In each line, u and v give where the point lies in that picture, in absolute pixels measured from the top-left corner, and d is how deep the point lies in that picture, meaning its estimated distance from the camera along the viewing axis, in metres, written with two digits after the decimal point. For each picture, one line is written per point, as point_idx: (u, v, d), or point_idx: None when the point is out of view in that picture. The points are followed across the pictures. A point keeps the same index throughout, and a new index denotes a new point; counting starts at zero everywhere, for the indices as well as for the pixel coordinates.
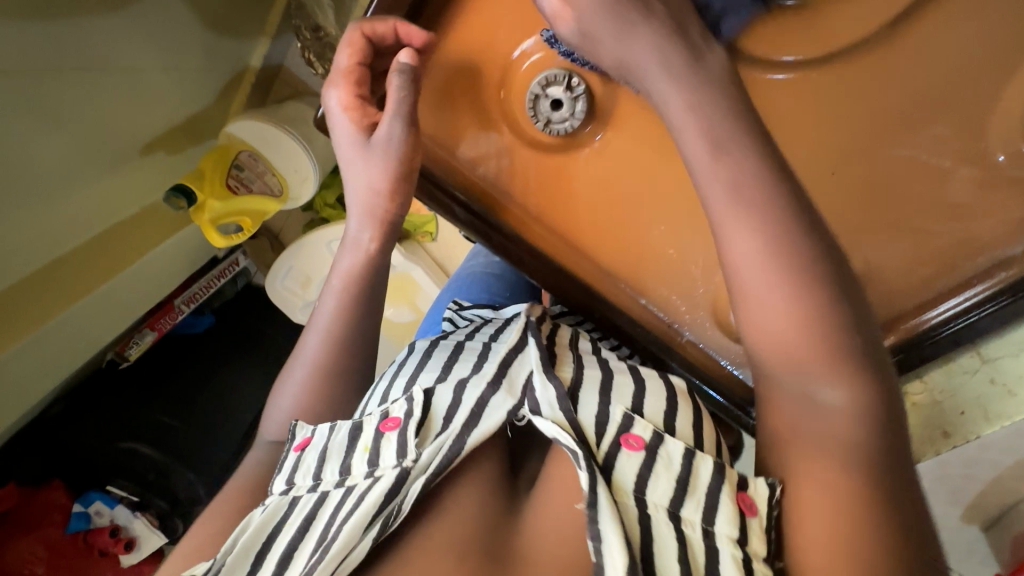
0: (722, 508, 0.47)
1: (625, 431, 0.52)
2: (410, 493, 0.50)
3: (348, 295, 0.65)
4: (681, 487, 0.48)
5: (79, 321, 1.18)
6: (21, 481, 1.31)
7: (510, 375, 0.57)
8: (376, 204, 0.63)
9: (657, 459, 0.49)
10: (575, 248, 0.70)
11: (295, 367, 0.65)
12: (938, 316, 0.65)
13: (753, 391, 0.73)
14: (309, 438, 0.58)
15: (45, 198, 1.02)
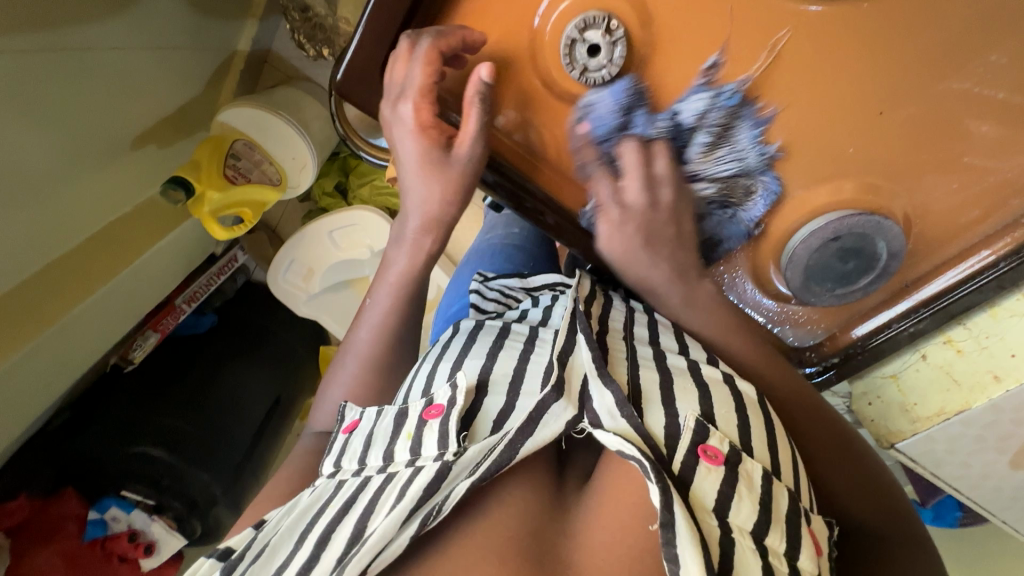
0: (805, 544, 0.47)
1: (700, 440, 0.48)
2: (452, 494, 0.46)
3: (397, 296, 0.64)
4: (762, 512, 0.46)
5: (82, 324, 1.15)
6: (32, 491, 1.27)
7: (566, 372, 0.52)
8: (429, 213, 0.61)
9: (739, 478, 0.46)
10: None
11: (348, 358, 0.66)
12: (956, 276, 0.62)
13: (794, 350, 0.73)
14: (358, 421, 0.58)
15: (39, 197, 0.97)
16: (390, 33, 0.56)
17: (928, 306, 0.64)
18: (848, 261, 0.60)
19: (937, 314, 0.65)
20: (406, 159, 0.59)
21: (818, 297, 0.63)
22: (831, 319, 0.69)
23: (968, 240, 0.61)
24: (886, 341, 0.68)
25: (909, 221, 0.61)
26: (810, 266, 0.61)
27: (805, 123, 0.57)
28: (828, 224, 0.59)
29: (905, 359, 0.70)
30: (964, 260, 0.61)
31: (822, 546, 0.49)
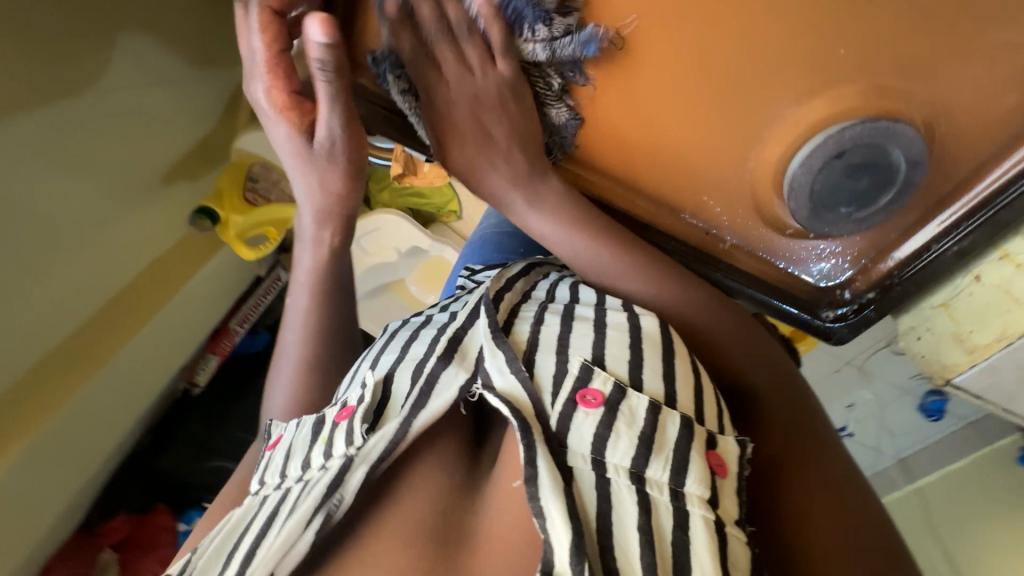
0: (693, 467, 0.47)
1: (582, 386, 0.51)
2: (350, 485, 0.50)
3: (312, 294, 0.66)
4: (643, 444, 0.48)
5: (141, 352, 1.24)
6: (130, 509, 1.38)
7: (463, 347, 0.57)
8: (325, 203, 0.61)
9: (618, 415, 0.49)
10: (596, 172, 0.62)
11: (282, 363, 0.69)
12: (996, 181, 0.54)
13: (819, 291, 0.66)
14: (280, 436, 0.60)
15: (80, 242, 1.05)
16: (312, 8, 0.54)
17: (971, 217, 0.56)
18: (862, 178, 0.53)
19: (980, 228, 0.56)
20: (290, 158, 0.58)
21: (831, 225, 0.56)
22: (864, 246, 0.62)
23: (1003, 140, 0.52)
24: (929, 265, 0.60)
25: (939, 119, 0.51)
26: (819, 187, 0.54)
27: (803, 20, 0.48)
28: (832, 138, 0.52)
29: (956, 284, 0.61)
30: (999, 163, 0.53)
31: (727, 468, 0.50)
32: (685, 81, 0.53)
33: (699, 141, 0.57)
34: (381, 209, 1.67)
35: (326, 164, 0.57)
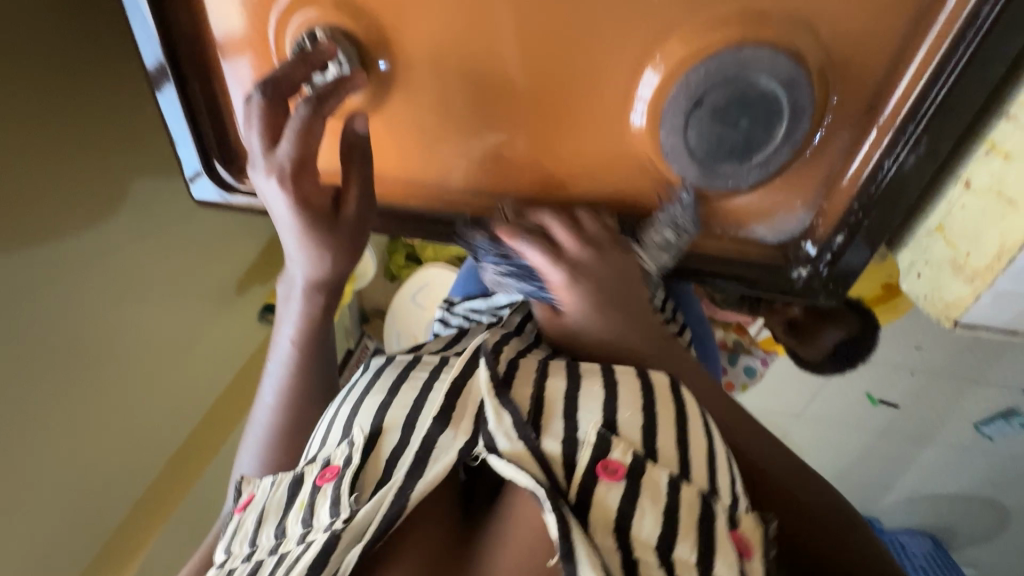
0: (723, 552, 0.43)
1: (600, 458, 0.46)
2: (345, 564, 0.46)
3: (295, 354, 0.62)
4: (670, 522, 0.43)
5: None
6: None
7: (462, 401, 0.51)
8: (322, 275, 0.58)
9: (643, 489, 0.44)
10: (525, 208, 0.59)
11: (253, 437, 0.64)
12: (918, 73, 0.44)
13: (773, 249, 0.56)
14: (251, 496, 0.57)
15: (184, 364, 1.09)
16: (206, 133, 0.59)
17: (922, 105, 0.45)
18: (741, 120, 0.46)
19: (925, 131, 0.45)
20: (285, 227, 0.56)
21: (730, 176, 0.49)
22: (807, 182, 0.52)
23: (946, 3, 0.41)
24: (891, 186, 0.48)
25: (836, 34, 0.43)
26: (694, 143, 0.48)
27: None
28: (677, 89, 0.46)
29: (947, 197, 0.48)
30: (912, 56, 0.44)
31: (752, 549, 0.45)
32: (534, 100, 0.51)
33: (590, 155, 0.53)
34: (430, 264, 1.78)
35: (326, 231, 0.55)
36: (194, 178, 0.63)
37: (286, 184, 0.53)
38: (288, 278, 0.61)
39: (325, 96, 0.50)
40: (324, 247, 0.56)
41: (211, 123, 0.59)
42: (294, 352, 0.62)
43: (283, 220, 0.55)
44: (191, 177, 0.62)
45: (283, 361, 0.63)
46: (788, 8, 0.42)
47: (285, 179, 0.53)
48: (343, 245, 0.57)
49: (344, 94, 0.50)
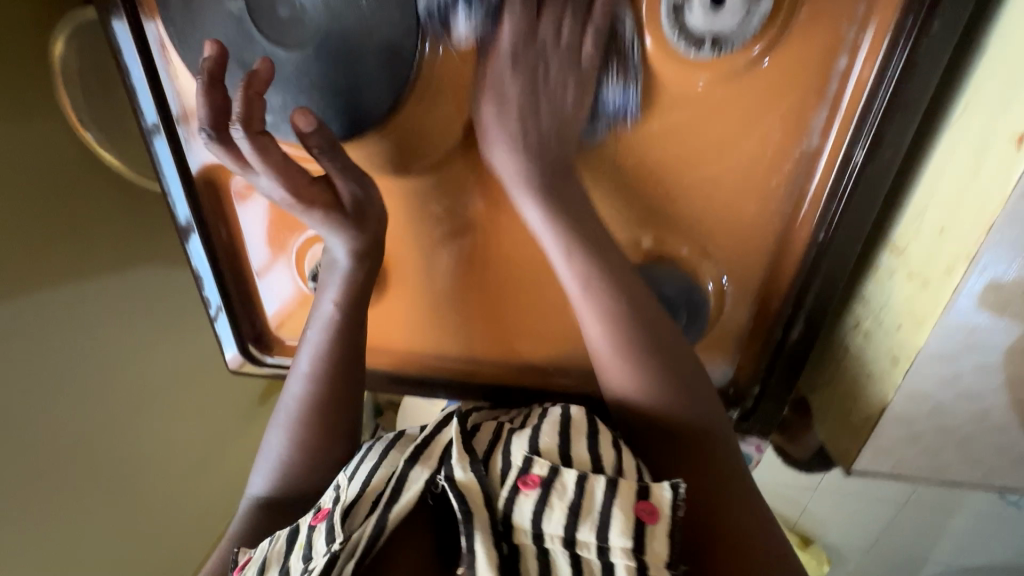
0: (617, 520, 0.45)
1: (521, 474, 0.48)
2: None
3: (332, 329, 0.60)
4: (573, 513, 0.45)
5: None
6: None
7: (433, 443, 0.53)
8: (354, 240, 0.57)
9: (550, 492, 0.46)
10: (489, 373, 0.68)
11: (280, 415, 0.62)
12: (797, 253, 0.55)
13: None
14: (250, 556, 0.53)
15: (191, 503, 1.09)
16: (238, 279, 0.68)
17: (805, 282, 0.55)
18: None
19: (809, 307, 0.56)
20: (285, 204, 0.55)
21: None
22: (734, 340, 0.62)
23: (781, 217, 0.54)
24: (795, 347, 0.58)
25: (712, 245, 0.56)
26: None
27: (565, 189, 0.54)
28: None
29: (835, 361, 0.59)
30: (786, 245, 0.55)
31: (657, 513, 0.45)
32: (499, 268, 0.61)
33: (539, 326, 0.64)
34: None
35: (339, 215, 0.56)
36: (213, 321, 0.70)
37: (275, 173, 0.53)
38: (329, 258, 0.60)
39: (246, 112, 0.50)
40: (333, 221, 0.56)
41: (235, 284, 0.68)
42: (332, 328, 0.60)
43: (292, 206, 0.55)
44: (213, 312, 0.69)
45: (311, 359, 0.61)
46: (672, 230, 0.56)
47: (262, 149, 0.52)
48: (353, 218, 0.56)
49: (256, 91, 0.49)
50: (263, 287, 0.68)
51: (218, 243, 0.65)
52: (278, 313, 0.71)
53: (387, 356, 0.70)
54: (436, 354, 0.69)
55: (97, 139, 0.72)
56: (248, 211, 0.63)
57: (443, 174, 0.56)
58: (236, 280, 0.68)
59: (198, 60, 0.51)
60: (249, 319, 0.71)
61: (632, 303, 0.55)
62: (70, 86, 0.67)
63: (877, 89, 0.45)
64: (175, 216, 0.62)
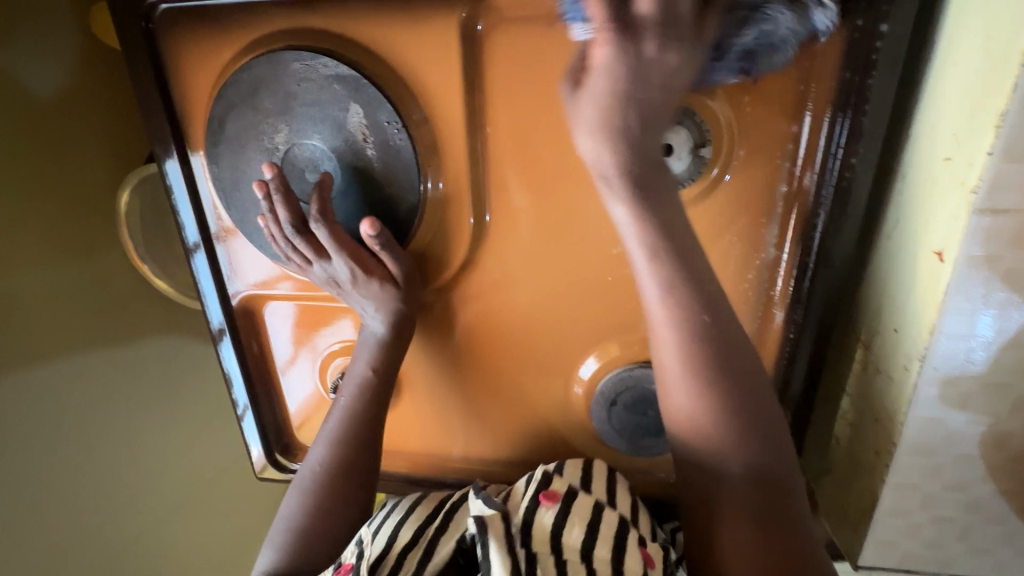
0: (629, 547, 0.50)
1: (542, 487, 0.54)
2: None
3: (364, 388, 0.61)
4: (591, 532, 0.51)
5: None
6: None
7: (458, 516, 0.57)
8: (395, 309, 0.59)
9: (572, 510, 0.52)
10: (503, 467, 0.72)
11: (302, 482, 0.59)
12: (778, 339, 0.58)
13: None
14: None
15: None
16: (266, 386, 0.74)
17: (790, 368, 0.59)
18: (647, 413, 0.62)
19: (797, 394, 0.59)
20: (323, 278, 0.58)
21: (656, 444, 0.63)
22: None
23: (755, 313, 0.58)
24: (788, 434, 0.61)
25: None
26: (618, 428, 0.63)
27: (555, 303, 0.61)
28: (595, 399, 0.63)
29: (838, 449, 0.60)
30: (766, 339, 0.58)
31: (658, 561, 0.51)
32: (503, 369, 0.66)
33: (545, 422, 0.68)
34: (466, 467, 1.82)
35: (386, 285, 0.58)
36: (240, 420, 0.76)
37: (328, 232, 0.55)
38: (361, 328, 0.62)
39: (283, 191, 0.54)
40: (378, 292, 0.58)
41: (263, 392, 0.74)
42: (359, 393, 0.61)
43: (334, 270, 0.57)
44: (241, 411, 0.75)
45: (338, 427, 0.60)
46: None
47: (335, 236, 0.55)
48: (394, 289, 0.58)
49: (283, 189, 0.54)
50: (286, 391, 0.74)
51: (251, 355, 0.72)
52: (299, 417, 0.76)
53: (404, 457, 0.74)
54: (449, 453, 0.73)
55: (151, 269, 0.80)
56: (274, 326, 0.70)
57: (446, 297, 0.63)
58: (263, 385, 0.74)
59: (238, 218, 0.59)
60: (274, 426, 0.76)
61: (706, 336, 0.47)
62: (131, 227, 0.78)
63: (814, 211, 0.52)
64: (211, 321, 0.69)
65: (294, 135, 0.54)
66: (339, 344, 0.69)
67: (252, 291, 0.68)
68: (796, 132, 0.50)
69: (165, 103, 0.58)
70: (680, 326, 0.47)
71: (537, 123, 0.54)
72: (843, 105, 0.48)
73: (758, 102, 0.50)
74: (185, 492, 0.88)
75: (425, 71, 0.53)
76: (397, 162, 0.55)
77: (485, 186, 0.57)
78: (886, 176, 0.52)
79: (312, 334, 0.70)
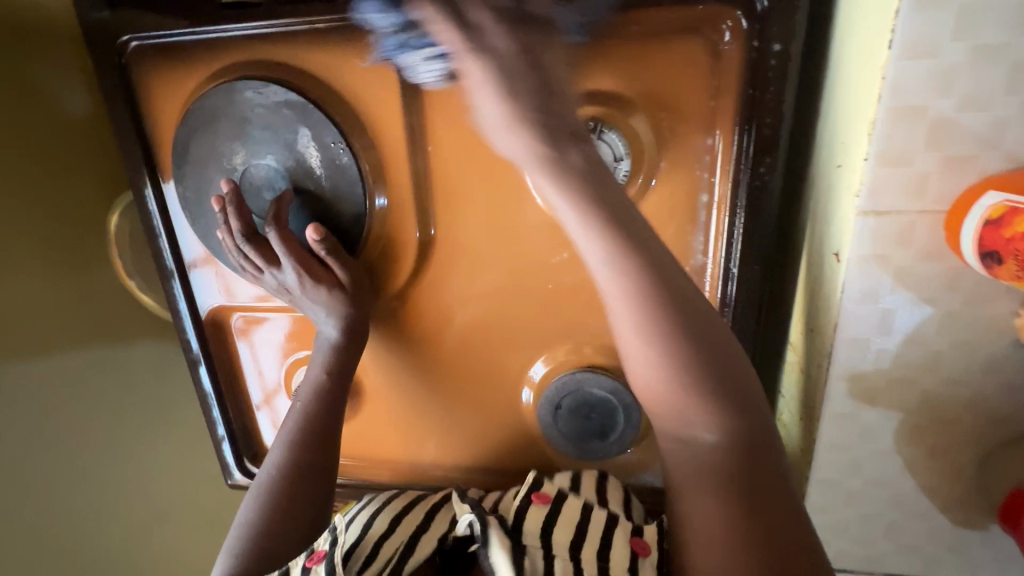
0: (616, 543, 0.54)
1: (534, 488, 0.60)
2: None
3: (317, 393, 0.63)
4: (579, 530, 0.55)
5: None
6: None
7: (439, 514, 0.62)
8: (344, 316, 0.62)
9: (560, 510, 0.57)
10: (461, 471, 0.74)
11: (256, 483, 0.62)
12: None
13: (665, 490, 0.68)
14: None
15: None
16: (237, 400, 0.78)
17: None
18: (590, 416, 0.64)
19: None
20: (277, 287, 0.62)
21: (602, 446, 0.65)
22: None
23: None
24: None
25: None
26: (563, 431, 0.65)
27: (500, 309, 0.65)
28: (542, 399, 0.65)
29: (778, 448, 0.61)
30: None
31: (648, 549, 0.54)
32: (455, 374, 0.69)
33: (498, 426, 0.70)
34: None
35: (335, 292, 0.61)
36: (220, 445, 0.80)
37: (280, 243, 0.59)
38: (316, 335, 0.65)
39: (239, 207, 0.59)
40: (327, 299, 0.61)
41: (234, 407, 0.78)
42: (312, 397, 0.63)
43: (287, 280, 0.61)
44: (219, 435, 0.78)
45: (291, 430, 0.63)
46: (600, 334, 0.64)
47: (287, 245, 0.59)
48: (343, 297, 0.61)
49: (238, 205, 0.59)
50: (264, 416, 0.78)
51: (222, 374, 0.76)
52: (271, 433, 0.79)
53: (365, 463, 0.76)
54: (408, 458, 0.75)
55: (137, 285, 0.86)
56: (252, 351, 0.74)
57: (400, 304, 0.66)
58: (235, 399, 0.78)
59: (203, 235, 0.64)
60: (245, 436, 0.80)
61: (659, 295, 0.42)
62: (119, 245, 0.84)
63: (731, 219, 0.55)
64: (186, 345, 0.74)
65: (251, 156, 0.59)
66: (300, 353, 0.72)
67: (222, 308, 0.72)
68: (712, 144, 0.54)
69: (137, 127, 0.63)
70: (636, 301, 0.43)
71: (473, 142, 0.58)
72: (750, 117, 0.51)
73: (675, 117, 0.54)
74: (162, 503, 0.91)
75: (370, 96, 0.58)
76: (344, 179, 0.59)
77: (430, 201, 0.61)
78: (800, 182, 0.55)
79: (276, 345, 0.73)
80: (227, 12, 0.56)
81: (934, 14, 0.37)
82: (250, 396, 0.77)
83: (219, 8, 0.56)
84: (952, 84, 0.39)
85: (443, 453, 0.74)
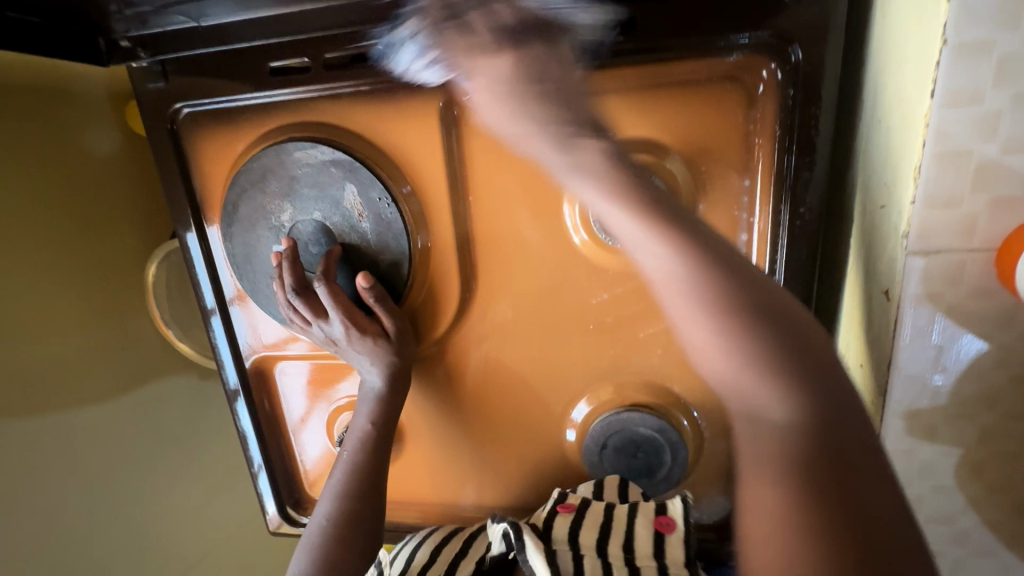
0: (642, 532, 0.55)
1: (559, 501, 0.60)
2: None
3: (364, 443, 0.64)
4: (604, 528, 0.56)
5: None
6: None
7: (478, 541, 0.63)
8: (390, 366, 0.63)
9: (588, 510, 0.58)
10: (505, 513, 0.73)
11: (309, 534, 0.62)
12: None
13: (712, 526, 0.68)
14: None
15: None
16: (279, 441, 0.78)
17: None
18: (637, 454, 0.64)
19: None
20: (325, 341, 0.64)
21: (649, 484, 0.65)
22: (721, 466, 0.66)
23: None
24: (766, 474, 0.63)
25: (680, 381, 0.64)
26: (611, 470, 0.65)
27: (542, 351, 0.65)
28: (587, 439, 0.65)
29: None
30: None
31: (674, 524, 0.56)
32: (497, 417, 0.69)
33: (540, 468, 0.70)
34: None
35: (382, 342, 0.63)
36: (256, 476, 0.79)
37: (331, 295, 0.61)
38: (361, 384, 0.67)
39: (293, 262, 0.60)
40: (376, 350, 0.63)
41: (275, 449, 0.78)
42: (360, 446, 0.64)
43: (337, 332, 0.63)
44: (255, 471, 0.78)
45: (339, 481, 0.63)
46: (641, 372, 0.64)
47: (334, 297, 0.61)
48: (388, 348, 0.63)
49: (293, 260, 0.60)
50: (301, 450, 0.78)
51: (264, 412, 0.77)
52: (311, 472, 0.79)
53: (407, 507, 0.76)
54: (450, 501, 0.75)
55: (175, 333, 0.86)
56: (289, 384, 0.75)
57: (442, 349, 0.67)
58: (274, 440, 0.78)
59: (250, 288, 0.66)
60: (284, 478, 0.80)
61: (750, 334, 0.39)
62: (157, 294, 0.85)
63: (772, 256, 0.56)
64: (226, 382, 0.75)
65: (298, 213, 0.61)
66: (343, 398, 0.73)
67: (265, 351, 0.73)
68: (749, 185, 0.55)
69: (186, 186, 0.66)
70: (716, 339, 0.40)
71: (514, 190, 0.60)
72: (788, 160, 0.53)
73: (711, 161, 0.55)
74: (202, 549, 0.91)
75: (412, 152, 0.60)
76: (388, 231, 0.61)
77: (472, 249, 0.62)
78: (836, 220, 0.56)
79: (320, 389, 0.74)
80: (275, 78, 0.59)
81: (974, 63, 0.39)
82: (290, 436, 0.78)
83: (267, 74, 0.59)
84: (995, 129, 0.40)
85: (486, 494, 0.73)
